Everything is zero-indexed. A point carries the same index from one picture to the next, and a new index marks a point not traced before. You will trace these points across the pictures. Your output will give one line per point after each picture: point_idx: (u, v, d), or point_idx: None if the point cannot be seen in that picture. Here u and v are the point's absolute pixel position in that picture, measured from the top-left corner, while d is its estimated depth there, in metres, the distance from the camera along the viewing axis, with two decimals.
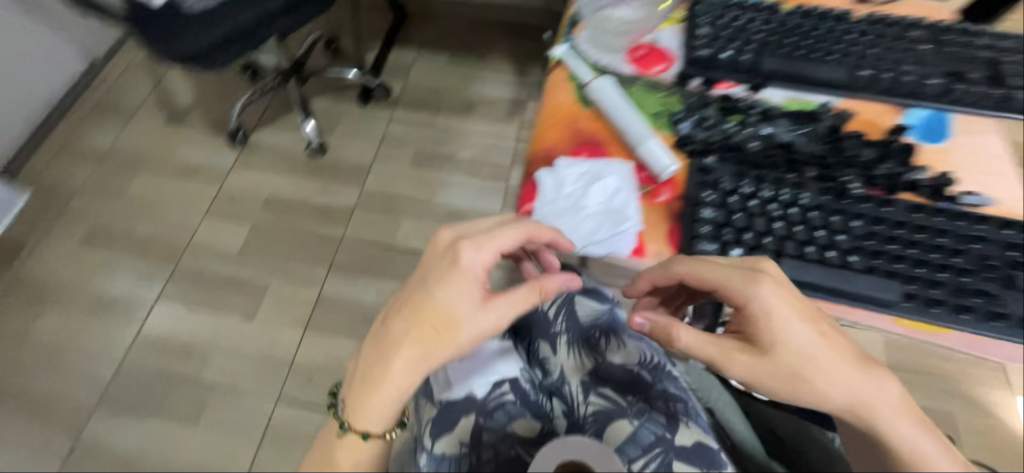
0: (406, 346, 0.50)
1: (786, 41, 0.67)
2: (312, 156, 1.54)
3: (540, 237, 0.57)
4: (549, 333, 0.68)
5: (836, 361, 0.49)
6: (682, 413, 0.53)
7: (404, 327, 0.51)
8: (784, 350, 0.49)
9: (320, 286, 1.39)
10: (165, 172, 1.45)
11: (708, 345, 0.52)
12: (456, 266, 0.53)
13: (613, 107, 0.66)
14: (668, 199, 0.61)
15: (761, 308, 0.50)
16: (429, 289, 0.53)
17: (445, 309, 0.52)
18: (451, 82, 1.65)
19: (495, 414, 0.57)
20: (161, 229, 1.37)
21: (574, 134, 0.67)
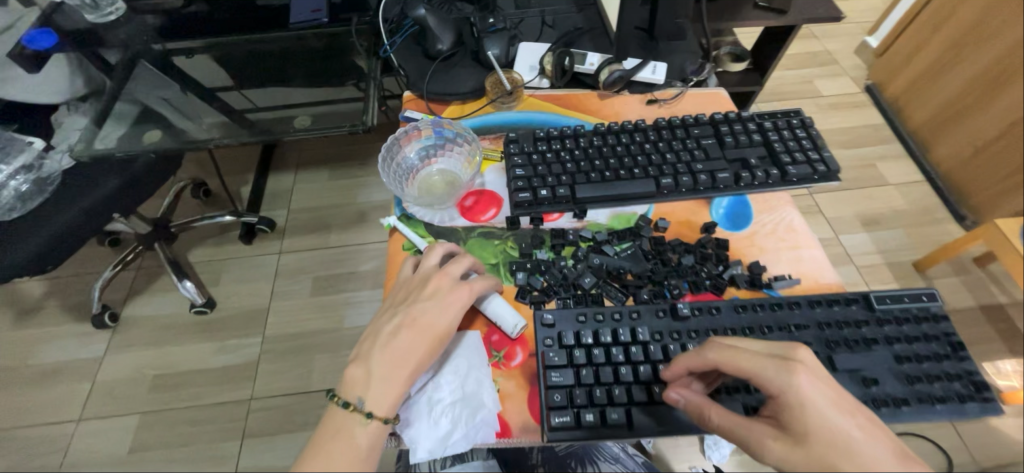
0: (415, 345, 0.44)
1: (594, 162, 0.58)
2: (199, 314, 1.37)
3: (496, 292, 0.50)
4: (526, 464, 0.64)
5: (881, 454, 0.36)
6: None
7: (414, 338, 0.45)
8: (823, 444, 0.36)
9: (235, 469, 1.16)
10: (24, 386, 1.28)
11: (737, 431, 0.39)
12: (444, 283, 0.48)
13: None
14: (525, 361, 0.47)
15: (800, 398, 0.37)
16: (437, 304, 0.46)
17: (431, 322, 0.45)
18: (337, 196, 1.60)
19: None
20: (25, 454, 1.19)
21: None
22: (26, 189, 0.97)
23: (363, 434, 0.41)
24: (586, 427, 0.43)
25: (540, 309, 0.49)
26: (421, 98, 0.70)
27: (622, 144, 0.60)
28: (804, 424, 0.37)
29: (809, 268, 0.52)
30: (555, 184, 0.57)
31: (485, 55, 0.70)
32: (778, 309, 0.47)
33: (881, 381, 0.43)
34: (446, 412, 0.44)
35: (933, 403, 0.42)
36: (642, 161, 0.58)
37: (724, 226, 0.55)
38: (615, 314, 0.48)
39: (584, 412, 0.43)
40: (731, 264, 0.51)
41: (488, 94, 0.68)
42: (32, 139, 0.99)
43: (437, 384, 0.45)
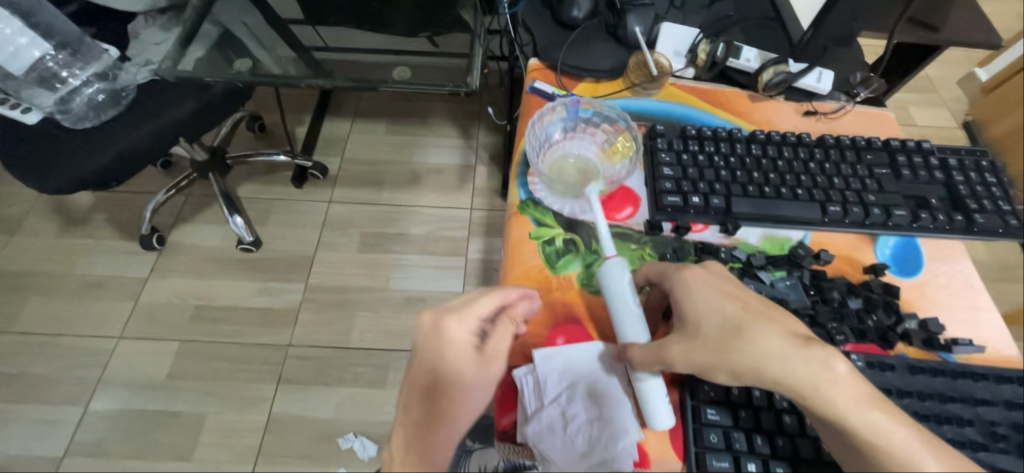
0: (434, 429, 0.38)
1: (749, 174, 0.52)
2: (244, 252, 1.36)
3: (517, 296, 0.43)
4: None
5: (772, 338, 0.37)
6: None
7: (437, 408, 0.38)
8: (714, 329, 0.39)
9: (268, 413, 1.16)
10: (68, 295, 1.29)
11: (634, 356, 0.39)
12: (443, 337, 0.39)
13: (613, 292, 0.43)
14: (666, 387, 0.42)
15: (693, 288, 0.41)
16: (441, 370, 0.39)
17: (452, 388, 0.38)
18: (393, 153, 1.55)
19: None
20: (65, 362, 1.20)
21: (549, 310, 0.47)
22: (101, 100, 0.92)
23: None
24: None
25: None
26: (552, 69, 0.63)
27: (782, 158, 0.53)
28: (688, 314, 0.40)
29: (991, 335, 0.46)
30: (706, 192, 0.51)
31: (629, 33, 0.63)
32: (962, 378, 0.42)
33: None
34: (580, 430, 0.40)
35: None
36: (807, 181, 0.52)
37: (895, 271, 0.49)
38: None
39: (743, 459, 0.38)
40: (905, 317, 0.46)
41: (628, 75, 0.62)
42: (109, 49, 0.96)
43: (575, 400, 0.41)
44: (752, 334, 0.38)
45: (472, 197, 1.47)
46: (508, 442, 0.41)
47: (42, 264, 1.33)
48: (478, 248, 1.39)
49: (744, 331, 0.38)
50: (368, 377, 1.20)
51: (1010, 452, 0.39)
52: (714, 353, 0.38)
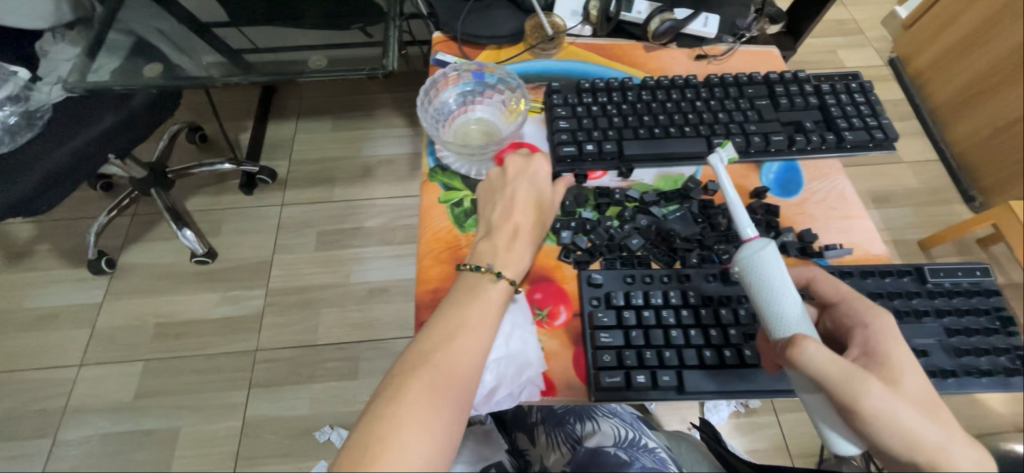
0: (526, 225, 0.47)
1: (641, 118, 0.55)
2: (200, 264, 1.34)
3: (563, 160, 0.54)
4: (528, 424, 0.67)
5: (946, 416, 0.37)
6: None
7: (525, 212, 0.48)
8: (910, 384, 0.37)
9: (243, 417, 1.17)
10: (20, 330, 1.26)
11: (832, 371, 0.36)
12: (535, 163, 0.50)
13: (773, 282, 0.39)
14: (569, 320, 0.46)
15: (893, 337, 0.40)
16: (537, 180, 0.50)
17: (541, 195, 0.49)
18: (342, 149, 1.55)
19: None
20: (26, 397, 1.18)
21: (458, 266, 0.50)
22: (14, 122, 0.89)
23: (494, 291, 0.43)
24: (634, 387, 0.42)
25: (585, 270, 0.48)
26: (453, 40, 0.64)
27: (671, 100, 0.57)
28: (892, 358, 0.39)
29: (860, 238, 0.51)
30: (601, 140, 0.54)
31: None
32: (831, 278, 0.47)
33: (930, 353, 0.45)
34: (487, 366, 0.43)
35: (978, 376, 0.44)
36: (694, 119, 0.55)
37: (777, 192, 0.53)
38: (664, 278, 0.46)
39: (633, 374, 0.42)
40: (783, 231, 0.50)
41: (526, 39, 0.64)
42: (17, 69, 0.92)
43: None
44: (936, 405, 0.37)
45: None
46: None
47: None
48: None
49: (937, 404, 0.37)
50: (339, 370, 1.22)
51: None
52: (912, 405, 0.36)
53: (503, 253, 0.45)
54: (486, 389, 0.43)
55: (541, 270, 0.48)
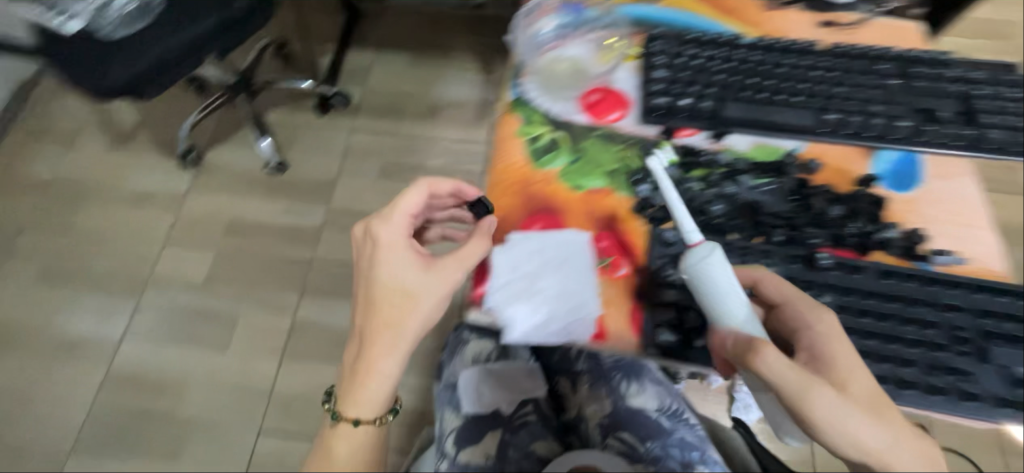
0: (378, 331, 0.46)
1: (747, 79, 0.51)
2: (272, 175, 1.44)
3: (444, 184, 0.52)
4: (574, 371, 0.85)
5: (896, 416, 0.37)
6: (697, 461, 0.66)
7: (388, 313, 0.46)
8: (860, 387, 0.37)
9: (293, 318, 1.29)
10: (120, 204, 1.43)
11: (790, 380, 0.36)
12: (383, 239, 0.48)
13: (718, 288, 0.39)
14: (630, 273, 0.45)
15: (841, 337, 0.39)
16: (389, 268, 0.47)
17: (399, 284, 0.47)
18: (414, 85, 1.56)
19: (519, 432, 0.77)
20: (120, 262, 1.36)
21: (528, 201, 0.49)
22: (132, 11, 0.96)
23: (346, 440, 0.47)
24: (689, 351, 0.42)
25: (658, 227, 0.46)
26: None
27: (784, 65, 0.51)
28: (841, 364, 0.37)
29: (981, 250, 0.45)
30: (697, 95, 0.51)
31: None
32: (934, 283, 0.42)
33: None
34: (542, 302, 0.44)
35: None
36: (808, 89, 0.50)
37: (894, 184, 0.48)
38: (743, 249, 0.44)
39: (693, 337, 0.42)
40: (887, 226, 0.45)
41: None
42: None
43: (542, 275, 0.45)
44: (885, 406, 0.37)
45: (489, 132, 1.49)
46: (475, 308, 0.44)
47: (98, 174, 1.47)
48: None
49: (886, 406, 0.37)
50: None
51: (969, 355, 0.40)
52: (863, 408, 0.36)
53: (356, 383, 0.46)
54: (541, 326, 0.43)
55: (612, 220, 0.48)
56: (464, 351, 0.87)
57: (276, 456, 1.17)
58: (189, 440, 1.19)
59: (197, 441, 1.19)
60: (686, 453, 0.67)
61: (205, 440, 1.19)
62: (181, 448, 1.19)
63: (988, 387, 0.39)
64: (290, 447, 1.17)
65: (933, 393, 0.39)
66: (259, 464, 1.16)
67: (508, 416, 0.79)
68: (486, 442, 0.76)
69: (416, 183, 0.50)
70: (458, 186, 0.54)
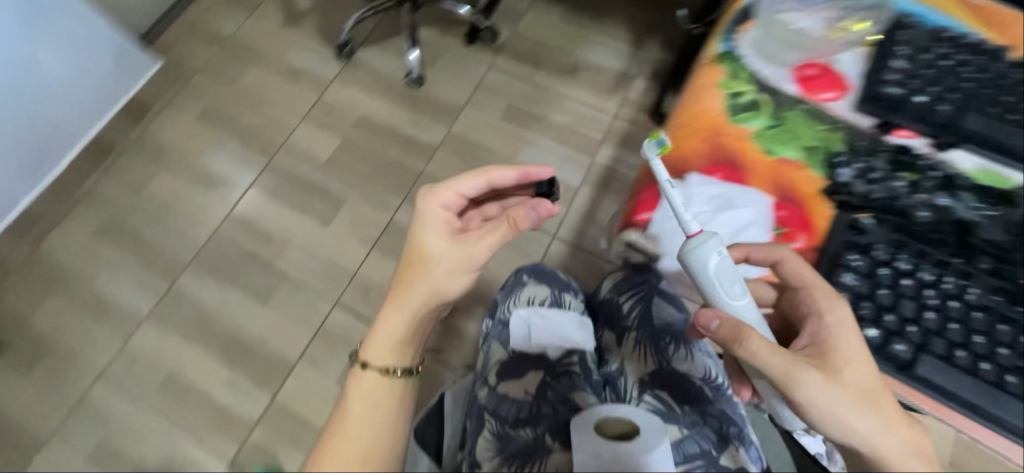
0: (404, 286, 0.68)
1: (996, 97, 0.55)
2: (409, 86, 1.53)
3: (498, 176, 0.72)
4: (621, 326, 0.93)
5: (883, 402, 0.51)
6: (734, 437, 0.77)
7: (412, 275, 0.68)
8: (853, 377, 0.50)
9: (391, 218, 1.39)
10: (277, 73, 1.58)
11: (778, 365, 0.51)
12: (424, 211, 0.70)
13: (709, 273, 0.52)
14: (802, 247, 0.56)
15: (847, 331, 0.51)
16: (424, 238, 0.69)
17: (425, 251, 0.68)
18: (560, 39, 1.57)
19: (561, 378, 0.87)
20: (263, 122, 1.53)
21: (714, 149, 0.60)
22: None
23: (365, 377, 0.69)
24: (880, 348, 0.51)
25: (845, 213, 0.56)
26: None
27: None
28: (841, 359, 0.51)
29: None
30: (935, 96, 0.56)
31: None
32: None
33: None
34: None
35: None
36: None
37: None
38: (942, 261, 0.53)
39: (891, 338, 0.51)
40: None
41: None
42: None
43: (716, 222, 0.58)
44: (874, 393, 0.50)
45: (619, 105, 1.47)
46: (642, 227, 0.60)
47: (265, 41, 1.63)
48: (607, 154, 1.42)
49: (875, 394, 0.50)
50: None
51: None
52: (851, 396, 0.50)
53: (380, 327, 0.69)
54: None
55: (799, 192, 0.58)
56: (519, 294, 1.03)
57: (344, 329, 1.30)
58: (278, 291, 1.35)
59: (284, 293, 1.34)
60: (723, 426, 0.78)
61: (290, 294, 1.34)
62: (270, 294, 1.35)
63: None
64: (358, 325, 1.30)
65: None
66: (329, 330, 1.30)
67: (552, 360, 0.91)
68: (528, 379, 0.89)
69: (472, 172, 0.71)
70: (507, 174, 0.72)
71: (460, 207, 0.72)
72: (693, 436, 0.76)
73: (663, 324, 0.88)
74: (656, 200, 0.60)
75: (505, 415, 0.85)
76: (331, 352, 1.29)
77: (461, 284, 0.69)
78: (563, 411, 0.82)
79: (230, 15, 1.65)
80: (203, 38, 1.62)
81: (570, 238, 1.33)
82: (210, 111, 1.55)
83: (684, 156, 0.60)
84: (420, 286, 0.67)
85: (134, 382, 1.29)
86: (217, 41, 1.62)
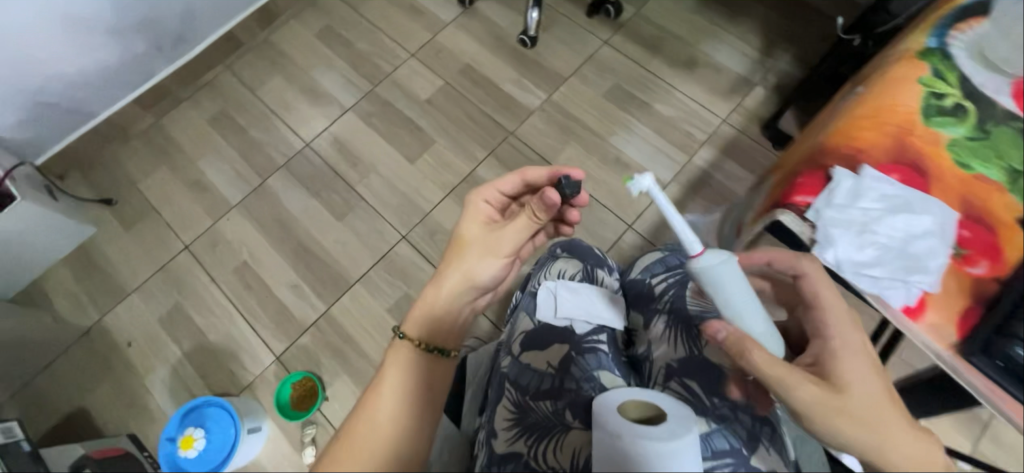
0: (444, 265, 0.65)
1: None
2: (521, 43, 1.50)
3: (536, 176, 0.70)
4: (651, 307, 0.79)
5: (893, 420, 0.54)
6: (765, 437, 0.64)
7: (450, 258, 0.66)
8: (862, 395, 0.54)
9: (472, 169, 1.41)
10: (397, 7, 1.63)
11: (771, 370, 0.55)
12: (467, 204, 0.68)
13: (721, 286, 0.57)
14: (982, 272, 0.57)
15: (853, 351, 0.56)
16: (463, 227, 0.67)
17: (464, 238, 0.66)
18: (684, 29, 1.49)
19: (586, 356, 0.74)
20: (375, 52, 1.58)
21: (896, 147, 0.62)
22: None
23: (397, 351, 0.63)
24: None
25: None
26: None
27: None
28: (850, 376, 0.55)
29: None
30: None
31: None
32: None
33: None
34: (869, 243, 0.60)
35: None
36: None
37: None
38: None
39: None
40: None
41: None
42: None
43: (880, 224, 0.60)
44: (880, 410, 0.54)
45: (731, 111, 1.39)
46: (802, 210, 0.62)
47: None
48: (706, 157, 1.35)
49: (881, 412, 0.54)
50: None
51: None
52: (861, 414, 0.54)
53: (421, 301, 0.65)
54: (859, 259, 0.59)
55: (984, 208, 0.60)
56: (551, 266, 0.91)
57: (406, 263, 1.35)
58: (353, 212, 1.41)
59: (358, 216, 1.40)
60: (756, 426, 0.64)
61: (363, 219, 1.39)
62: (345, 214, 1.41)
63: None
64: (419, 263, 1.34)
65: None
66: (391, 260, 1.35)
67: (579, 336, 0.78)
68: (553, 351, 0.77)
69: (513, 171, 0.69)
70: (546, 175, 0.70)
71: (501, 205, 0.70)
72: (720, 431, 0.64)
73: (698, 308, 0.72)
74: (816, 186, 0.63)
75: (526, 385, 0.74)
76: (389, 281, 1.34)
77: (493, 271, 0.65)
78: (585, 392, 0.70)
79: None
80: None
81: (645, 232, 1.29)
82: (330, 30, 1.62)
83: (860, 150, 0.63)
84: (447, 272, 0.65)
85: (212, 260, 1.40)
86: None
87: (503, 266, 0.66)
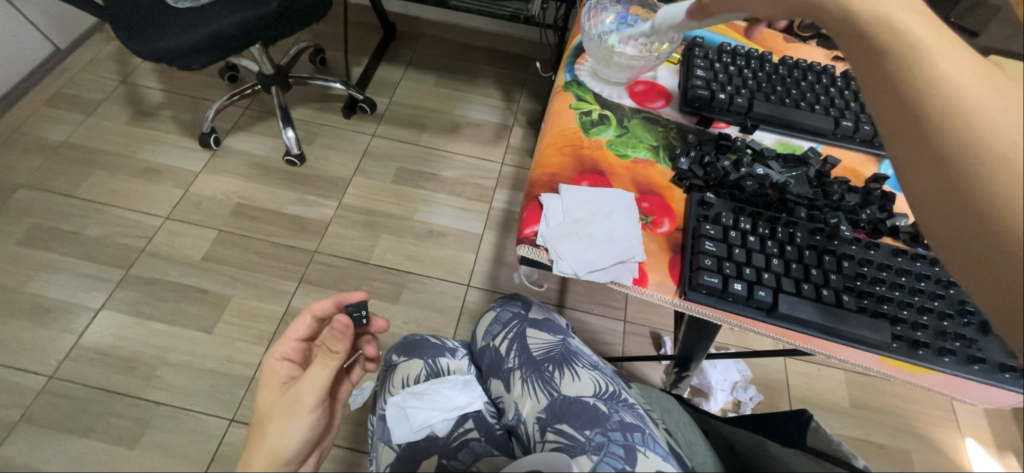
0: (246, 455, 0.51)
1: (775, 89, 0.66)
2: (290, 163, 1.46)
3: (323, 309, 0.64)
4: (504, 370, 0.76)
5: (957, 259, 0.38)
6: (639, 443, 0.60)
7: (253, 446, 0.52)
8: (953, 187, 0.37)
9: (287, 305, 1.26)
10: (126, 174, 1.41)
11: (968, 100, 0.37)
12: (267, 369, 0.59)
13: (591, 217, 0.54)
14: (670, 230, 0.55)
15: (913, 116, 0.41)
16: (265, 398, 0.56)
17: (265, 409, 0.55)
18: (436, 102, 1.65)
19: (459, 454, 0.70)
20: (114, 231, 1.32)
21: (578, 161, 0.60)
22: None
23: None
24: (727, 291, 0.49)
25: (696, 193, 0.57)
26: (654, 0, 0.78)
27: (807, 81, 0.68)
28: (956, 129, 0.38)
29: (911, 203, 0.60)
30: (733, 94, 0.65)
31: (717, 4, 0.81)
32: (902, 256, 0.53)
33: (987, 349, 0.48)
34: (595, 245, 0.52)
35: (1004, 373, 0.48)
36: (825, 101, 0.66)
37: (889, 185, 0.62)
38: (769, 217, 0.55)
39: (754, 287, 0.50)
40: (897, 216, 0.57)
41: None
42: None
43: (594, 224, 0.54)
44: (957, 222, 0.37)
45: (504, 153, 1.57)
46: (529, 245, 0.52)
47: (109, 142, 1.46)
48: (503, 198, 1.48)
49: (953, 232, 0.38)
50: (380, 291, 1.29)
51: (973, 326, 0.49)
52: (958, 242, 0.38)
53: None
54: (588, 260, 0.51)
55: (655, 185, 0.59)
56: (392, 380, 0.78)
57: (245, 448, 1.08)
58: (151, 426, 1.09)
59: (159, 428, 1.09)
60: (627, 436, 0.61)
61: (169, 427, 1.09)
62: (139, 435, 1.08)
63: (989, 353, 0.48)
64: None
65: (943, 354, 0.48)
66: (223, 457, 1.06)
67: (444, 437, 0.71)
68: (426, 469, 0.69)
69: (301, 312, 0.63)
70: (335, 301, 0.64)
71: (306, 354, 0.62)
72: (603, 458, 0.60)
73: (541, 351, 0.74)
74: (539, 214, 0.55)
75: None
76: None
77: (303, 436, 0.53)
78: None
79: (60, 121, 1.48)
80: (23, 149, 1.41)
81: (484, 284, 1.33)
82: (37, 228, 1.30)
83: (552, 174, 0.59)
84: (247, 459, 0.51)
85: None
86: (44, 150, 1.41)
87: (314, 421, 0.54)
